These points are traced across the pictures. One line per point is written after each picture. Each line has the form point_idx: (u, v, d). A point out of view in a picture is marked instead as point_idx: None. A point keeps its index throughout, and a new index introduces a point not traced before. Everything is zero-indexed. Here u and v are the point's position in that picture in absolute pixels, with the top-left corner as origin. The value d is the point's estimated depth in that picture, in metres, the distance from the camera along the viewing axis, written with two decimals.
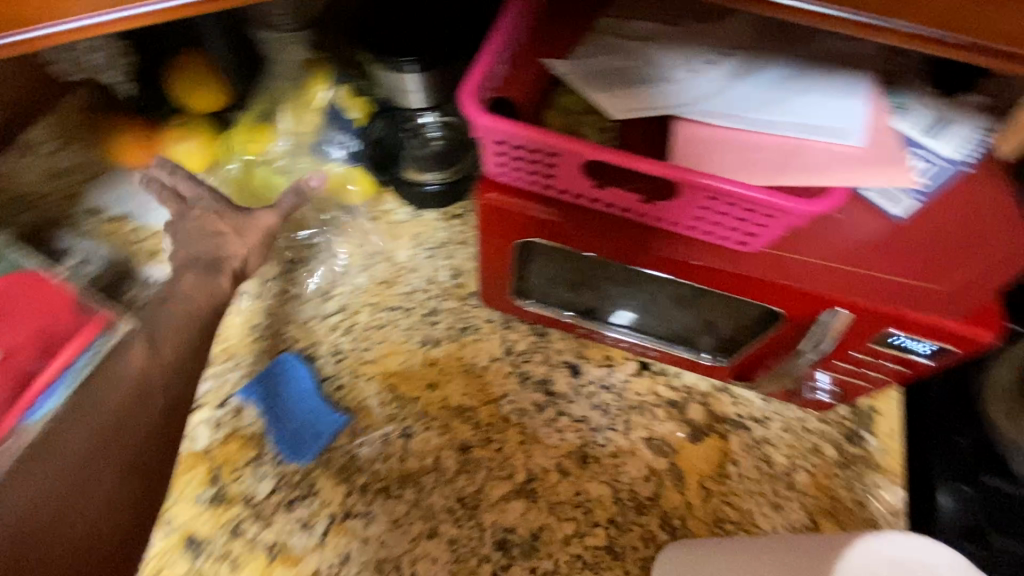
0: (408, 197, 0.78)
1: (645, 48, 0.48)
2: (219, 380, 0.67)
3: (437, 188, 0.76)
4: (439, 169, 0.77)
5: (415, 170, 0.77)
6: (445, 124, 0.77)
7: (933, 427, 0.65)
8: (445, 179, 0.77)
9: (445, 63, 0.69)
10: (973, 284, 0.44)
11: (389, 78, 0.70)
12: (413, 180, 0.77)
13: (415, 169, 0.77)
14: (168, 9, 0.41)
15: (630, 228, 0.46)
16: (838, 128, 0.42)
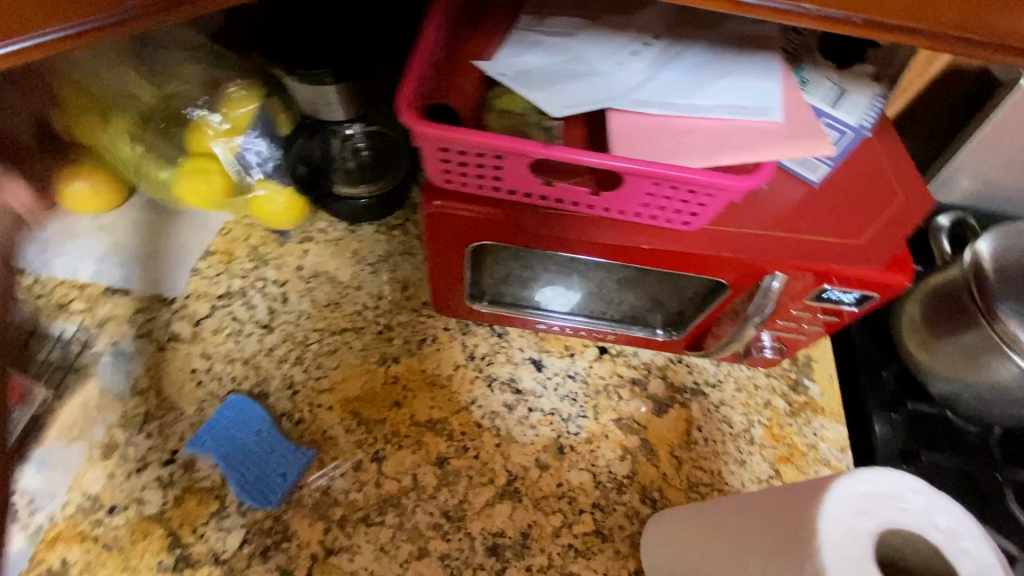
0: (342, 214, 0.75)
1: (571, 43, 0.48)
2: (164, 436, 0.62)
3: (370, 200, 0.74)
4: (370, 181, 0.74)
5: (348, 185, 0.74)
6: (370, 133, 0.75)
7: (862, 368, 0.74)
8: (377, 191, 0.74)
9: (362, 73, 0.65)
10: (886, 235, 0.49)
11: (306, 90, 0.66)
12: (344, 195, 0.74)
13: (348, 183, 0.74)
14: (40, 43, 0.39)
15: (580, 221, 0.47)
16: (762, 106, 0.44)
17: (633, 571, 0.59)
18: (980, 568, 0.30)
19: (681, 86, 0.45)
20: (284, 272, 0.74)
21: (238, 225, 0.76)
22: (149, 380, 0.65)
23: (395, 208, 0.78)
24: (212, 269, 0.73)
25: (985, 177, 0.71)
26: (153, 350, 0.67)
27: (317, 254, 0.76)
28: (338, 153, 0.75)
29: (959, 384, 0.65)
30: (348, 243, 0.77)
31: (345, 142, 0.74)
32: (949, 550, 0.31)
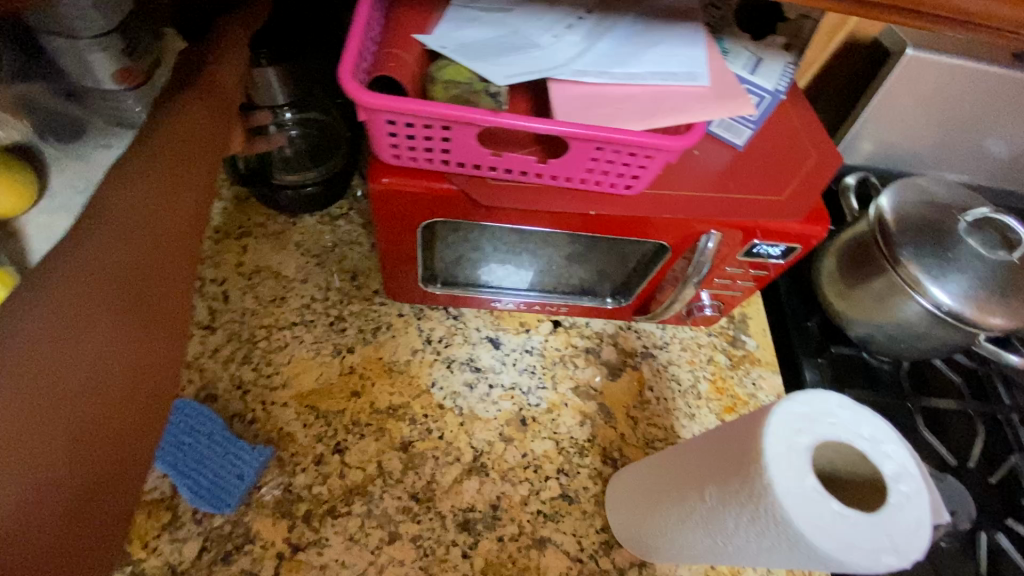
0: (282, 203, 0.73)
1: (505, 19, 0.49)
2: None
3: (314, 189, 0.72)
4: (314, 168, 0.72)
5: (287, 175, 0.71)
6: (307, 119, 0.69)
7: (789, 319, 0.80)
8: (321, 177, 0.72)
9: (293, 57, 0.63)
10: (803, 191, 0.54)
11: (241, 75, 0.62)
12: (288, 183, 0.71)
13: (289, 174, 0.71)
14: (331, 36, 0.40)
15: (529, 191, 0.48)
16: (690, 71, 0.46)
17: (600, 529, 0.62)
18: (900, 467, 0.35)
19: (615, 56, 0.47)
20: (221, 270, 0.71)
21: None
22: None
23: (337, 199, 0.77)
24: None
25: (881, 140, 0.79)
26: None
27: (258, 249, 0.73)
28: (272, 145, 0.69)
29: (873, 325, 0.73)
30: (290, 236, 0.75)
31: (277, 132, 0.67)
32: (874, 455, 0.35)
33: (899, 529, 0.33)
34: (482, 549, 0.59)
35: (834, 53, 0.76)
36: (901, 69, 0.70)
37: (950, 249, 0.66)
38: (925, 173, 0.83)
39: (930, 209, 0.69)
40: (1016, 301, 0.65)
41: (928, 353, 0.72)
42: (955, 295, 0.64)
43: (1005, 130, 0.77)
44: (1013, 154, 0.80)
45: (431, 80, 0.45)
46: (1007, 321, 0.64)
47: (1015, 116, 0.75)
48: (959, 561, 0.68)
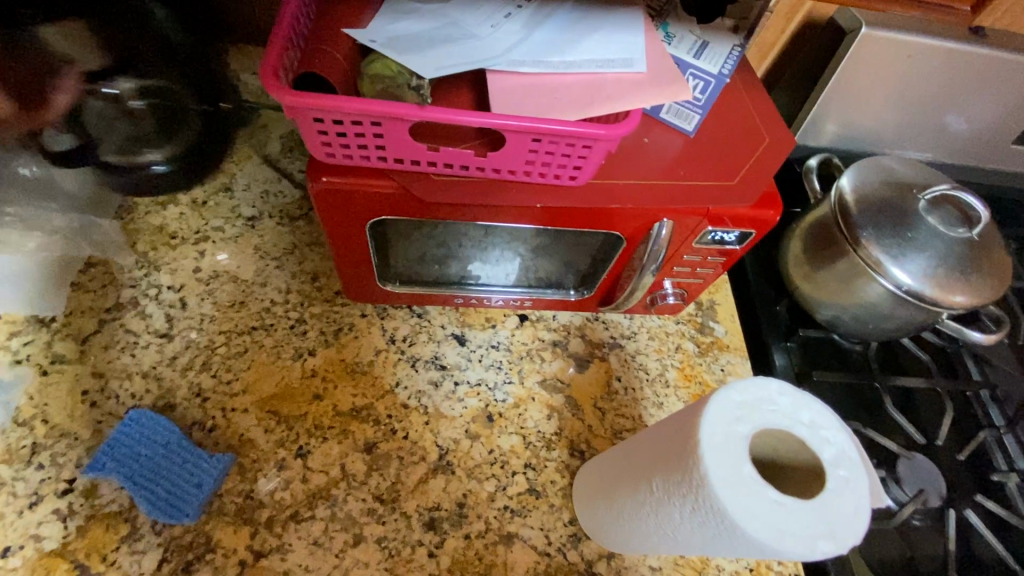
0: (134, 182, 0.70)
1: (441, 11, 0.48)
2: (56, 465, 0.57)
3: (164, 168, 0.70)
4: (160, 146, 0.70)
5: (127, 158, 0.68)
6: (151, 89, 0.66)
7: (759, 304, 0.80)
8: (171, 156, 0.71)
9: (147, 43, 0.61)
10: (754, 174, 0.53)
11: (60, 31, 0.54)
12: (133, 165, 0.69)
13: (129, 155, 0.69)
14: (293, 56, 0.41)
15: (473, 185, 0.47)
16: (628, 57, 0.46)
17: (568, 522, 0.61)
18: (839, 452, 0.34)
19: (553, 44, 0.47)
20: (179, 276, 0.70)
21: (122, 231, 0.72)
22: (33, 408, 0.60)
23: (200, 173, 0.76)
24: (97, 282, 0.68)
25: (842, 120, 0.79)
26: (34, 376, 0.62)
27: (216, 253, 0.72)
28: (100, 115, 0.66)
29: (839, 307, 0.72)
30: (249, 239, 0.74)
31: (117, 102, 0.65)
32: (813, 440, 0.34)
33: (837, 515, 0.32)
34: (448, 547, 0.58)
35: (791, 35, 0.76)
36: (857, 48, 0.70)
37: (910, 229, 0.66)
38: (888, 152, 0.83)
39: (889, 189, 0.69)
40: (976, 277, 0.65)
41: (894, 333, 0.72)
42: (914, 275, 0.64)
43: (966, 105, 0.77)
44: (975, 129, 0.80)
45: (362, 76, 0.44)
46: (968, 298, 0.64)
47: (975, 91, 0.75)
48: (930, 538, 0.69)
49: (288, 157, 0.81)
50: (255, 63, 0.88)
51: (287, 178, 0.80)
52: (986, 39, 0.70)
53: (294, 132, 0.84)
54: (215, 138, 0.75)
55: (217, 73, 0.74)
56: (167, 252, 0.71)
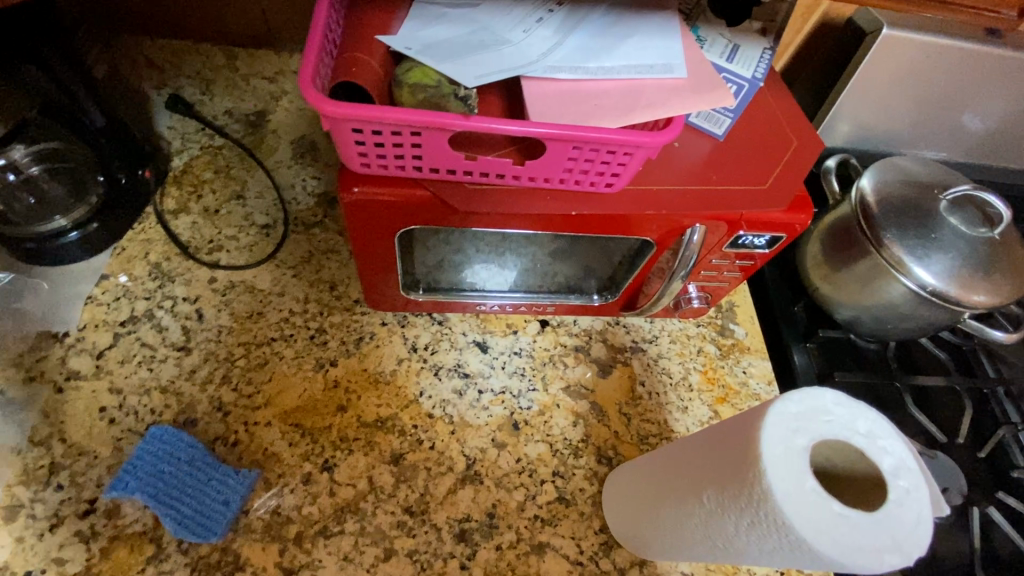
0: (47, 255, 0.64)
1: (472, 15, 0.47)
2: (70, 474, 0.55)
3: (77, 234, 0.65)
4: (69, 208, 0.65)
5: (34, 226, 0.63)
6: (37, 154, 0.65)
7: (777, 304, 0.80)
8: (79, 218, 0.65)
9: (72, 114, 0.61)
10: (785, 178, 0.53)
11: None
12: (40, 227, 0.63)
13: (36, 224, 0.63)
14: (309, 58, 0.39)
15: (508, 194, 0.46)
16: (665, 63, 0.45)
17: (599, 529, 0.61)
18: (898, 462, 0.34)
19: (588, 49, 0.46)
20: (194, 287, 0.69)
21: (133, 242, 0.71)
22: (51, 427, 0.58)
23: (123, 232, 0.70)
24: (109, 295, 0.67)
25: (858, 121, 0.79)
26: (49, 394, 0.60)
27: (230, 263, 0.71)
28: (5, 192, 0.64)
29: (859, 307, 0.72)
30: (263, 247, 0.73)
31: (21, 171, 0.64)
32: (871, 450, 0.34)
33: (902, 526, 0.32)
34: (480, 559, 0.58)
35: (806, 36, 0.76)
36: (877, 48, 0.70)
37: (932, 229, 0.66)
38: (903, 152, 0.84)
39: (910, 189, 0.69)
40: (998, 277, 0.65)
41: (915, 332, 0.72)
42: (938, 275, 0.64)
43: (981, 105, 0.77)
44: (989, 129, 0.81)
45: (397, 84, 0.43)
46: (990, 298, 0.65)
47: (991, 91, 0.75)
48: (955, 536, 0.69)
49: (299, 163, 0.80)
50: (264, 68, 0.86)
51: (299, 184, 0.78)
52: (1003, 39, 0.71)
53: (304, 138, 0.82)
54: (135, 204, 0.71)
55: (139, 138, 0.71)
56: (179, 262, 0.70)
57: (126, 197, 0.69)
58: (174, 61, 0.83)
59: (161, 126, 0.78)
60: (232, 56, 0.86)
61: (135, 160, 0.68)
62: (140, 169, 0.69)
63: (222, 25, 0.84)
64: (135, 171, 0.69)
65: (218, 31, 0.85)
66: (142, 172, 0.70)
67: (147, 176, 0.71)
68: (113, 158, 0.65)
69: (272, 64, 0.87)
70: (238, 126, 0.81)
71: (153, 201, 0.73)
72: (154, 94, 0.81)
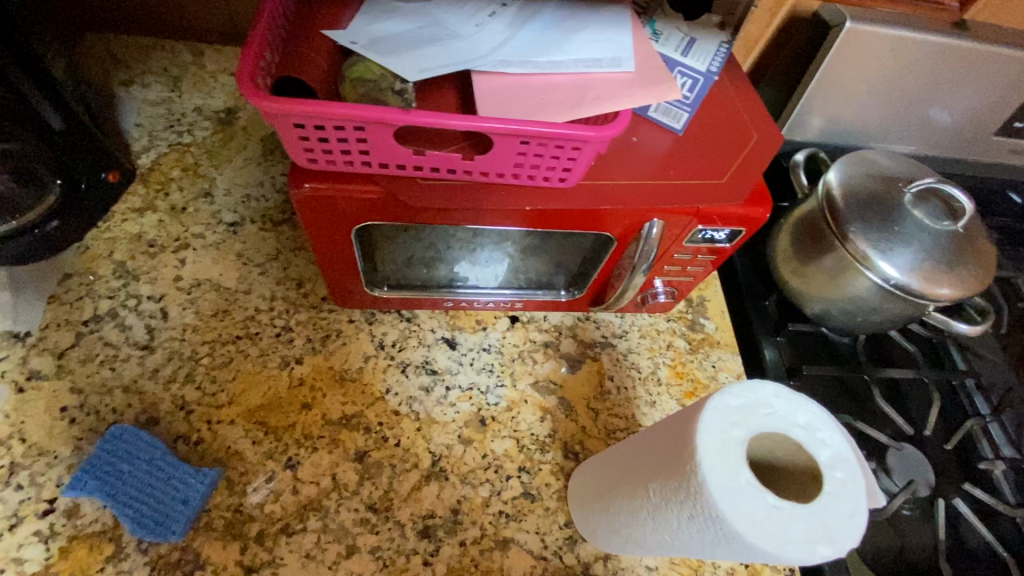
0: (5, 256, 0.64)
1: (423, 9, 0.47)
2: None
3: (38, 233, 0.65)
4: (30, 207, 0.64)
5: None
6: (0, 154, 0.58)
7: (749, 299, 0.80)
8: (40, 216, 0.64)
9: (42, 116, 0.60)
10: (744, 172, 0.53)
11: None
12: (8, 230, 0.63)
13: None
14: (249, 49, 0.39)
15: (461, 189, 0.46)
16: (615, 58, 0.45)
17: (563, 524, 0.61)
18: (836, 453, 0.34)
19: (538, 44, 0.46)
20: (159, 286, 0.68)
21: (98, 240, 0.70)
22: (10, 427, 0.58)
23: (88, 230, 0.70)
24: (72, 294, 0.66)
25: (827, 114, 0.79)
26: (10, 394, 0.60)
27: (196, 261, 0.71)
28: None
29: (828, 301, 0.73)
30: (230, 245, 0.72)
31: None
32: (809, 443, 0.34)
33: (836, 518, 0.32)
34: (443, 555, 0.58)
35: (775, 30, 0.76)
36: (841, 43, 0.70)
37: (896, 223, 0.66)
38: (873, 146, 0.84)
39: (875, 183, 0.69)
40: (961, 269, 0.65)
41: (883, 326, 0.72)
42: (902, 268, 0.64)
43: (949, 99, 0.77)
44: (957, 122, 0.81)
45: (342, 80, 0.43)
46: (954, 290, 0.65)
47: (958, 84, 0.76)
48: (921, 527, 0.69)
49: (268, 160, 0.80)
50: (233, 64, 0.86)
51: (268, 182, 0.78)
52: (968, 32, 0.71)
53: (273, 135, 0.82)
54: (102, 207, 0.71)
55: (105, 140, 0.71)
56: (145, 261, 0.70)
57: (90, 198, 0.69)
58: (139, 57, 0.82)
59: (127, 123, 0.78)
60: (200, 52, 0.85)
61: (99, 163, 0.69)
62: (103, 172, 0.69)
63: (189, 20, 0.84)
64: (98, 173, 0.69)
65: (187, 27, 0.84)
66: (106, 174, 0.70)
67: (112, 178, 0.71)
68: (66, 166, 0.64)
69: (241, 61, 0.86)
70: (207, 123, 0.81)
71: (120, 203, 0.73)
72: (120, 90, 0.80)
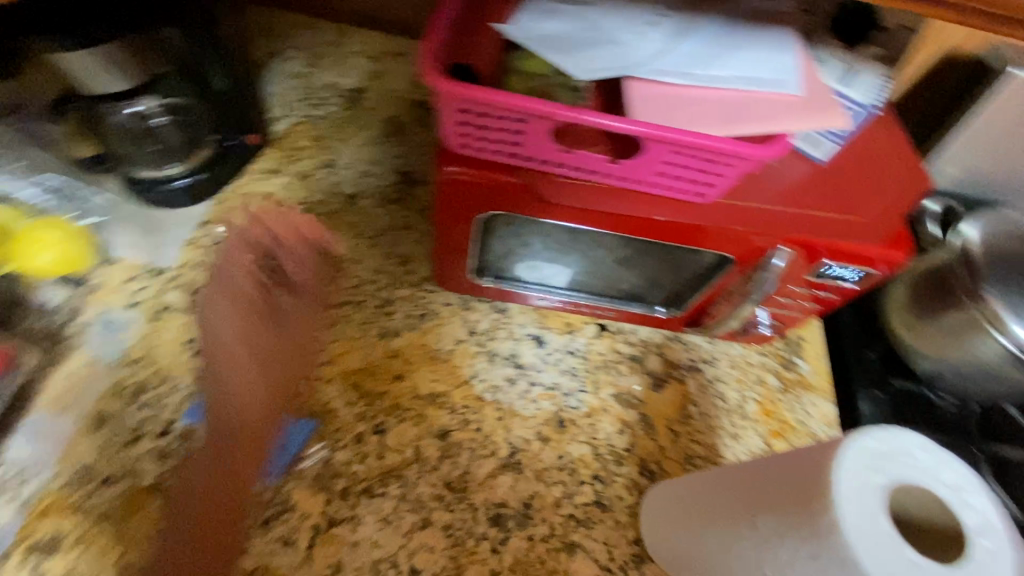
0: (155, 199, 0.72)
1: (586, 12, 0.48)
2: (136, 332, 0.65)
3: (186, 183, 0.72)
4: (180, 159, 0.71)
5: (153, 171, 0.70)
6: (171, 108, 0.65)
7: (850, 347, 0.76)
8: (191, 169, 0.72)
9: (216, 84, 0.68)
10: (885, 212, 0.51)
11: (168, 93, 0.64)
12: (158, 178, 0.71)
13: (153, 171, 0.70)
14: (431, 35, 0.41)
15: (597, 191, 0.47)
16: (777, 79, 0.44)
17: (632, 541, 0.60)
18: (982, 520, 0.32)
19: (698, 57, 0.46)
20: (280, 245, 0.73)
21: (232, 195, 0.76)
22: (142, 350, 0.64)
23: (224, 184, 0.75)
24: (206, 240, 0.72)
25: (968, 164, 0.74)
26: (145, 321, 0.66)
27: (314, 226, 0.75)
28: None
29: (942, 362, 0.70)
30: (346, 216, 0.77)
31: None
32: (953, 502, 0.32)
33: None
34: (511, 546, 0.58)
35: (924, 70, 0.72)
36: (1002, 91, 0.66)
37: None
38: (1016, 205, 0.78)
39: (1019, 244, 0.64)
40: None
41: (1000, 396, 0.69)
42: None
43: None
44: None
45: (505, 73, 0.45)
46: None
47: None
48: None
49: (387, 141, 0.84)
50: (368, 47, 0.91)
51: (385, 161, 0.82)
52: None
53: (395, 118, 0.86)
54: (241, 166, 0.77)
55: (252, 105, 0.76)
56: (272, 220, 0.75)
57: (230, 156, 0.76)
58: (288, 33, 0.89)
59: (268, 92, 0.84)
60: (341, 33, 0.91)
61: (243, 126, 0.75)
62: (245, 135, 0.76)
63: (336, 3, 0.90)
64: (241, 134, 0.75)
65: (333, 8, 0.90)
66: (248, 137, 0.76)
67: (251, 141, 0.77)
68: (219, 120, 0.72)
69: (375, 44, 0.92)
70: (337, 100, 0.86)
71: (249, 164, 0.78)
72: (266, 62, 0.87)
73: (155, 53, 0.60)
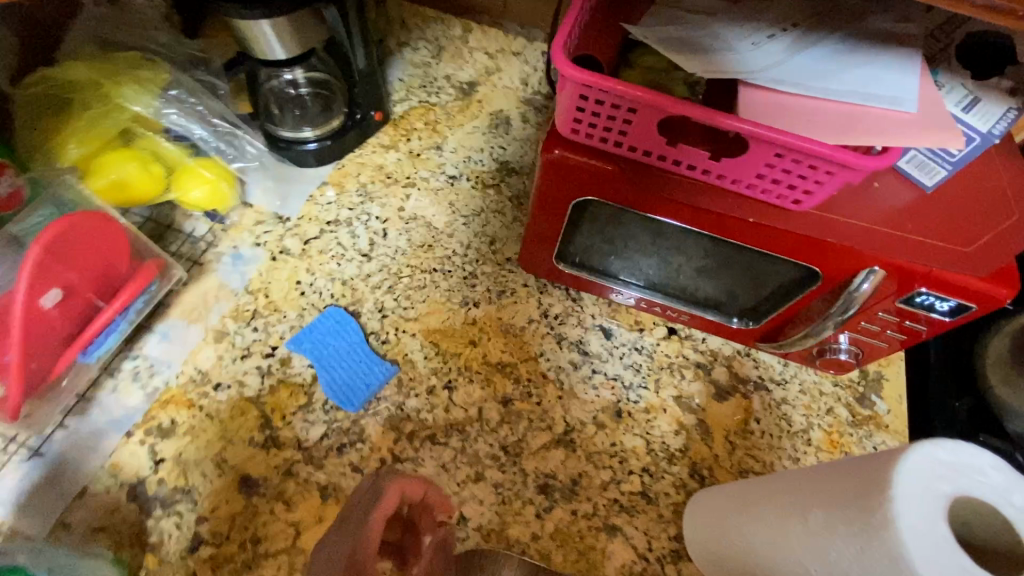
0: (290, 155, 0.81)
1: (708, 21, 0.51)
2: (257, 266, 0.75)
3: (317, 145, 0.80)
4: (315, 124, 0.80)
5: (291, 132, 0.80)
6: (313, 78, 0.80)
7: (936, 396, 0.72)
8: (322, 134, 0.80)
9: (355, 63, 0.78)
10: (993, 246, 0.49)
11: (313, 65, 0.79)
12: (294, 139, 0.80)
13: (292, 130, 0.80)
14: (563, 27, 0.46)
15: (693, 186, 0.50)
16: (895, 97, 0.45)
17: (673, 537, 0.62)
18: None
19: (814, 71, 0.48)
20: (386, 210, 0.81)
21: (351, 162, 0.84)
22: (261, 282, 0.74)
23: (346, 151, 0.84)
24: (324, 197, 0.81)
25: None
26: (266, 259, 0.76)
27: (417, 198, 0.83)
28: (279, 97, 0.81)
29: None
30: (446, 193, 0.83)
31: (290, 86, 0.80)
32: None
33: None
34: (554, 515, 0.62)
35: None
36: None
37: None
38: None
39: None
40: None
41: None
42: None
43: None
44: None
45: None
46: None
47: None
48: None
49: (492, 132, 0.90)
50: (488, 44, 0.98)
51: (487, 149, 0.88)
52: None
53: (502, 112, 0.92)
54: (362, 139, 0.85)
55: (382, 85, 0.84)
56: (381, 188, 0.83)
57: (357, 128, 0.83)
58: (419, 26, 0.99)
59: (394, 77, 0.94)
60: (467, 30, 0.99)
61: (373, 102, 0.83)
62: (372, 111, 0.84)
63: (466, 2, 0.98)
64: (369, 110, 0.83)
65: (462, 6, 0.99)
66: (374, 112, 0.84)
67: (376, 116, 0.85)
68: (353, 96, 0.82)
69: (494, 42, 0.99)
70: (452, 90, 0.94)
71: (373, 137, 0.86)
72: (395, 50, 0.96)
73: (312, 25, 0.70)
